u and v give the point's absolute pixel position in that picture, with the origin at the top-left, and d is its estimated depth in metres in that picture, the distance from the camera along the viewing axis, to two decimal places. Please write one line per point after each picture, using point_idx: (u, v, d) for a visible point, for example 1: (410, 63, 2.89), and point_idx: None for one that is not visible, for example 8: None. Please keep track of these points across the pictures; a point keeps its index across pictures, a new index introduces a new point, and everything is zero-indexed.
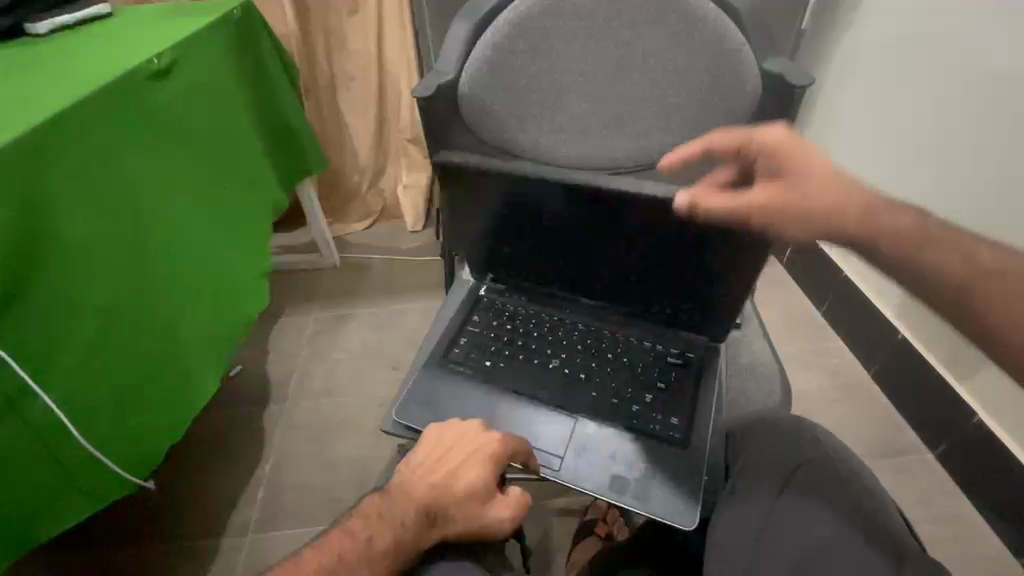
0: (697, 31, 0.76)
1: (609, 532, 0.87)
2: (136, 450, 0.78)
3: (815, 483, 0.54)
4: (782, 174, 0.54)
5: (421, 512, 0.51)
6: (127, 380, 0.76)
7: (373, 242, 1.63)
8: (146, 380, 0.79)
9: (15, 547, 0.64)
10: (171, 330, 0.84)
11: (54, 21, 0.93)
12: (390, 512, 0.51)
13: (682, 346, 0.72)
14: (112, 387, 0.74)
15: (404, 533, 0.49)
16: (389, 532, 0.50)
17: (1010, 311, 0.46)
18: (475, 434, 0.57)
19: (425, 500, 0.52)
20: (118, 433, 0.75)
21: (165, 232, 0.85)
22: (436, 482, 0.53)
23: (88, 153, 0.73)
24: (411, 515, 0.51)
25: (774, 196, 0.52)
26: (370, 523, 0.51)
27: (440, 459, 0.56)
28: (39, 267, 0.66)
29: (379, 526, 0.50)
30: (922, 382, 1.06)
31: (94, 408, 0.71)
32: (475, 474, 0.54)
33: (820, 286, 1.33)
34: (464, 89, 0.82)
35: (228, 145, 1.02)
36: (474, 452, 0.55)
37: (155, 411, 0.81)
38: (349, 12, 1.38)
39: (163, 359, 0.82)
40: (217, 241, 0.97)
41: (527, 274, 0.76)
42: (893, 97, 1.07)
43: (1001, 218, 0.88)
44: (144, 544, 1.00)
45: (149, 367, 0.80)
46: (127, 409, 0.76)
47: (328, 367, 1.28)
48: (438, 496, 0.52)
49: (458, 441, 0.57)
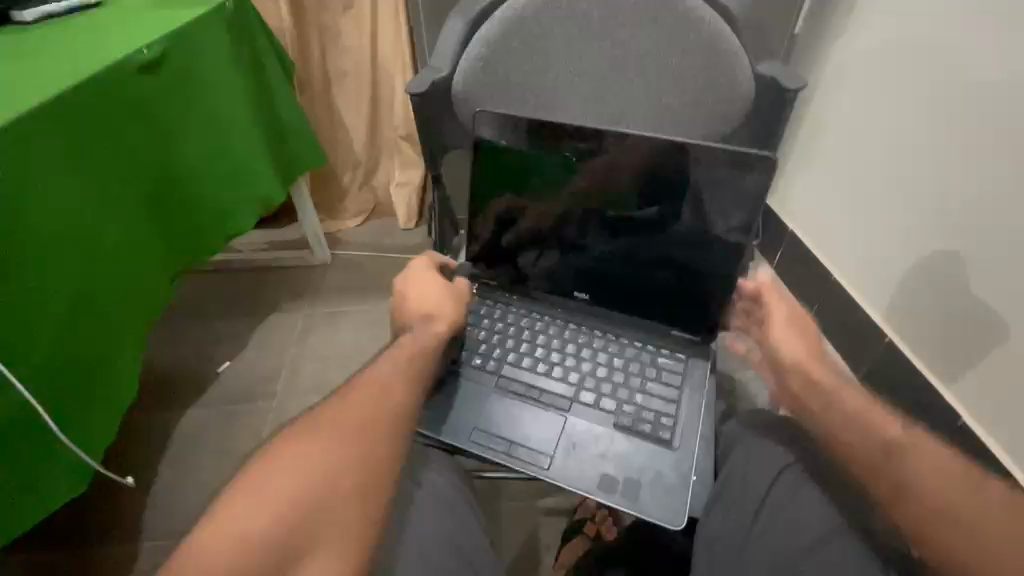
0: (693, 34, 0.76)
1: (598, 532, 0.86)
2: (97, 443, 0.78)
3: (801, 486, 0.57)
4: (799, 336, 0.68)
5: (426, 330, 0.64)
6: (93, 374, 0.76)
7: (362, 240, 1.61)
8: (105, 375, 0.78)
9: None
10: (134, 324, 0.84)
11: (42, 9, 0.92)
12: (400, 344, 0.63)
13: (672, 344, 0.71)
14: (79, 377, 0.74)
15: (422, 349, 0.62)
16: (411, 353, 0.61)
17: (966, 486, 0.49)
18: (423, 275, 0.70)
19: (423, 322, 0.66)
20: (81, 426, 0.74)
21: (137, 227, 0.85)
22: (420, 311, 0.67)
23: (68, 146, 0.71)
24: (421, 335, 0.64)
25: (793, 348, 0.66)
26: (391, 359, 0.60)
27: (412, 303, 0.68)
28: (21, 260, 0.65)
29: (398, 357, 0.60)
30: (909, 386, 1.07)
31: (64, 399, 0.71)
32: (446, 295, 0.69)
33: (809, 288, 1.33)
34: (458, 86, 0.81)
35: (215, 138, 1.01)
36: (436, 282, 0.70)
37: (115, 401, 0.81)
38: (344, 9, 1.37)
39: (125, 351, 0.82)
40: (184, 232, 0.97)
41: (517, 272, 0.75)
42: (884, 102, 1.08)
43: (1000, 221, 0.88)
44: (130, 540, 0.99)
45: (115, 357, 0.80)
46: (91, 400, 0.76)
47: (318, 365, 1.27)
48: (430, 316, 0.66)
49: (421, 286, 0.69)
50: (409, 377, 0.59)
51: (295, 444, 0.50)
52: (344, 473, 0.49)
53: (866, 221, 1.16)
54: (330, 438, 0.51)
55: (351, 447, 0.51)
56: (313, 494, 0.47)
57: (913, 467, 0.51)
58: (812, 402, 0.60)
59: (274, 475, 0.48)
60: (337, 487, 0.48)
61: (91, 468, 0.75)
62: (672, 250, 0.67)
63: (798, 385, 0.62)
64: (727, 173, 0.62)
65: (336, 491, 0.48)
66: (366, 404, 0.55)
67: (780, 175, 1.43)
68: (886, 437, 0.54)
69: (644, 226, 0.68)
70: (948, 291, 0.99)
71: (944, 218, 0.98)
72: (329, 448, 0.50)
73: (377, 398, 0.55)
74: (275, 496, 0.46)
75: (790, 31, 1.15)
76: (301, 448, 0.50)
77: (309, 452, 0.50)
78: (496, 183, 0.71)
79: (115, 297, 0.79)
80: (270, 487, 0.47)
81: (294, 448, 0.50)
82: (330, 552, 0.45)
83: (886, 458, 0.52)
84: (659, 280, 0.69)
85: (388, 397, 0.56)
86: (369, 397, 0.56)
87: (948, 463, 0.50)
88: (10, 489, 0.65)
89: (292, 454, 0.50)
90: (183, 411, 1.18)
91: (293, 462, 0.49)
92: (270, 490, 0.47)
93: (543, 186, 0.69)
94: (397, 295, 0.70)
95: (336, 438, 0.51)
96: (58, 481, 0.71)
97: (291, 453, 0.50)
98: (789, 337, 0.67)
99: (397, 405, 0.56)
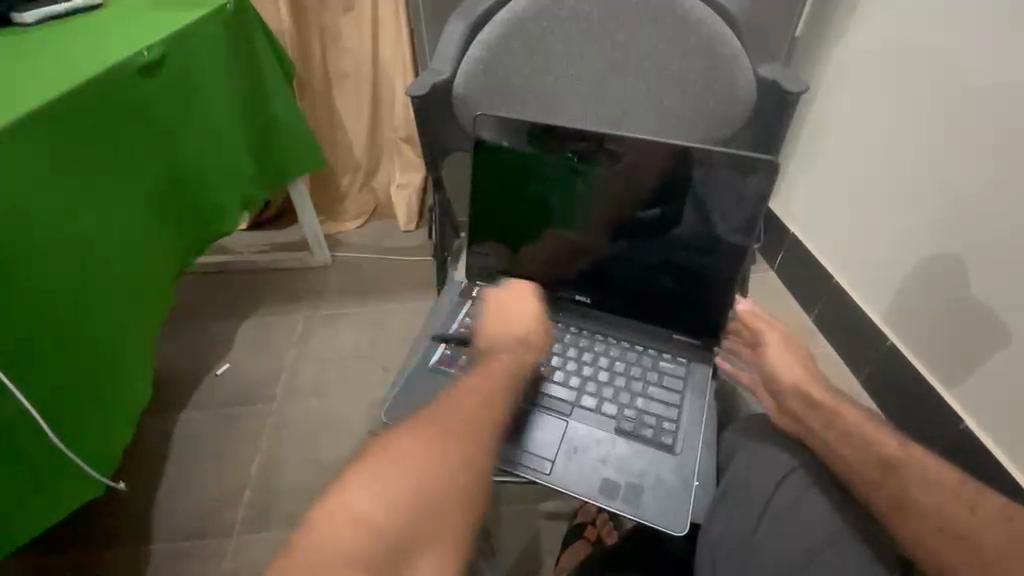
0: (693, 36, 0.76)
1: (598, 536, 0.86)
2: (106, 452, 0.78)
3: (805, 491, 0.57)
4: (793, 359, 0.67)
5: (520, 348, 0.61)
6: (100, 383, 0.76)
7: (362, 242, 1.61)
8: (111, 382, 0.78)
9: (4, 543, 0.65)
10: (136, 330, 0.84)
11: (43, 11, 0.92)
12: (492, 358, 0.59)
13: (673, 348, 0.71)
14: (84, 385, 0.73)
15: (515, 366, 0.58)
16: (505, 368, 0.57)
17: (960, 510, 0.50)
18: (515, 290, 0.69)
19: (517, 339, 0.62)
20: (88, 434, 0.74)
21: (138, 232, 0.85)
22: (512, 326, 0.64)
23: (69, 149, 0.71)
24: (514, 352, 0.60)
25: (790, 369, 0.65)
26: (486, 371, 0.56)
27: (503, 316, 0.65)
28: (21, 267, 0.64)
29: (493, 370, 0.56)
30: (911, 391, 1.07)
31: (73, 408, 0.72)
32: (540, 314, 0.67)
33: (809, 290, 1.33)
34: (459, 88, 0.81)
35: (211, 142, 1.00)
36: (528, 299, 0.68)
37: (123, 410, 0.81)
38: (345, 11, 1.37)
39: (130, 355, 0.82)
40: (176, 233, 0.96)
41: (518, 277, 0.75)
42: (886, 106, 1.08)
43: (1001, 227, 0.88)
44: (129, 544, 0.98)
45: (121, 364, 0.80)
46: (97, 408, 0.76)
47: (318, 367, 1.26)
48: (523, 333, 0.63)
49: (512, 301, 0.67)
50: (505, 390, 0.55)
51: (406, 440, 0.45)
52: (455, 479, 0.43)
53: (867, 225, 1.16)
54: (442, 440, 0.46)
55: (461, 455, 0.45)
56: (414, 499, 0.40)
57: (914, 480, 0.52)
58: (812, 420, 0.59)
59: (389, 467, 0.42)
60: (455, 492, 0.42)
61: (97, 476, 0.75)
62: (673, 253, 0.67)
63: (796, 403, 0.61)
64: (728, 174, 0.62)
65: (452, 497, 0.42)
66: (469, 412, 0.50)
67: (782, 178, 1.42)
68: (885, 452, 0.54)
69: (646, 229, 0.67)
70: (950, 295, 0.99)
71: (946, 222, 0.98)
72: (441, 448, 0.45)
73: (482, 406, 0.51)
74: (391, 491, 0.40)
75: (791, 34, 1.15)
76: (414, 445, 0.44)
77: (410, 447, 0.44)
78: (497, 186, 0.70)
79: (116, 302, 0.79)
80: (387, 478, 0.41)
81: (405, 444, 0.44)
82: (442, 569, 0.38)
83: (886, 471, 0.52)
84: (660, 283, 0.69)
85: (490, 406, 0.51)
86: (469, 406, 0.51)
87: (943, 484, 0.51)
88: (12, 495, 0.65)
89: (389, 452, 0.43)
90: (184, 413, 1.18)
91: (407, 457, 0.43)
92: (387, 480, 0.41)
93: (544, 190, 0.69)
94: (487, 304, 0.67)
95: (448, 442, 0.46)
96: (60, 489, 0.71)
97: (402, 447, 0.44)
98: (785, 361, 0.67)
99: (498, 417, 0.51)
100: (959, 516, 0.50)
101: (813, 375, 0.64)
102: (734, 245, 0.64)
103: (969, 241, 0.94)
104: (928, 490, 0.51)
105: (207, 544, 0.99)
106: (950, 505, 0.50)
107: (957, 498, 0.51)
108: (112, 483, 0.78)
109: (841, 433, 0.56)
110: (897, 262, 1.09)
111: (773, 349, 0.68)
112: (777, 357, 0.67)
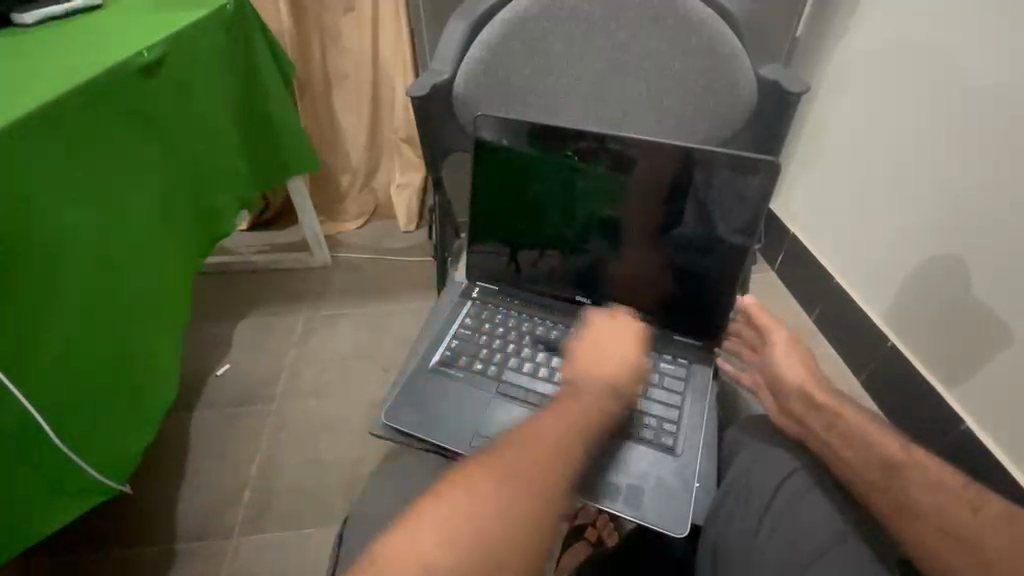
0: (694, 36, 0.76)
1: (599, 537, 0.86)
2: (119, 456, 0.78)
3: (806, 493, 0.56)
4: (794, 359, 0.67)
5: (615, 391, 0.51)
6: (107, 387, 0.76)
7: (362, 242, 1.60)
8: (118, 385, 0.78)
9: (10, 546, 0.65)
10: (147, 332, 0.84)
11: (43, 11, 0.92)
12: (577, 398, 0.49)
13: (674, 349, 0.70)
14: (93, 388, 0.74)
15: (601, 410, 0.48)
16: (588, 410, 0.48)
17: (962, 511, 0.50)
18: (598, 322, 0.61)
19: (609, 382, 0.51)
20: (96, 438, 0.74)
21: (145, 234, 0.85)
22: (604, 364, 0.53)
23: (69, 149, 0.71)
24: (602, 395, 0.50)
25: (792, 369, 0.65)
26: (562, 410, 0.47)
27: (598, 353, 0.55)
28: (26, 267, 0.65)
29: (571, 410, 0.47)
30: (912, 392, 1.06)
31: (83, 411, 0.72)
32: (638, 353, 0.56)
33: (810, 291, 1.33)
34: (459, 89, 0.81)
35: (208, 143, 1.00)
36: (626, 337, 0.58)
37: (136, 414, 0.81)
38: (345, 11, 1.37)
39: (139, 355, 0.82)
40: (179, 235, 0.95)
41: (519, 278, 0.75)
42: (886, 108, 1.08)
43: (1000, 229, 0.88)
44: (129, 545, 0.98)
45: (130, 367, 0.80)
46: (108, 411, 0.76)
47: (318, 368, 1.26)
48: (617, 376, 0.52)
49: (603, 337, 0.57)
50: (587, 441, 0.45)
51: (472, 482, 0.39)
52: (515, 535, 0.37)
53: (867, 226, 1.16)
54: (512, 488, 0.39)
55: (532, 505, 0.38)
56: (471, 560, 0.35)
57: (917, 484, 0.51)
58: (814, 421, 0.59)
59: (451, 519, 0.36)
60: (517, 556, 0.36)
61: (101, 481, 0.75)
62: (674, 254, 0.67)
63: (799, 406, 0.61)
64: (729, 176, 0.62)
65: (516, 562, 0.36)
66: (543, 455, 0.42)
67: (783, 178, 1.42)
68: (886, 455, 0.54)
69: (647, 229, 0.67)
70: (948, 296, 0.99)
71: (946, 222, 0.98)
72: (510, 498, 0.38)
73: (557, 448, 0.42)
74: (449, 533, 0.36)
75: (792, 34, 1.15)
76: (481, 491, 0.38)
77: (482, 492, 0.38)
78: (498, 187, 0.71)
79: (122, 305, 0.79)
80: (448, 530, 0.36)
81: (470, 488, 0.38)
82: None
83: (888, 475, 0.52)
84: (660, 285, 0.69)
85: (567, 453, 0.43)
86: (546, 446, 0.43)
87: (944, 487, 0.51)
88: (15, 499, 0.65)
89: (460, 494, 0.38)
90: (184, 413, 1.18)
91: (469, 507, 0.37)
92: (448, 534, 0.36)
93: (544, 190, 0.69)
94: (585, 332, 0.59)
95: (518, 490, 0.39)
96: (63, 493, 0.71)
97: (464, 493, 0.38)
98: (791, 361, 0.66)
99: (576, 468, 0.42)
100: (962, 518, 0.49)
101: (814, 376, 0.64)
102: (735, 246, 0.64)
103: (969, 242, 0.94)
104: (930, 493, 0.51)
105: (207, 544, 0.99)
106: (954, 509, 0.50)
107: (959, 501, 0.51)
108: (124, 488, 0.78)
109: (843, 435, 0.56)
110: (897, 264, 1.09)
111: (777, 349, 0.68)
112: (780, 357, 0.67)
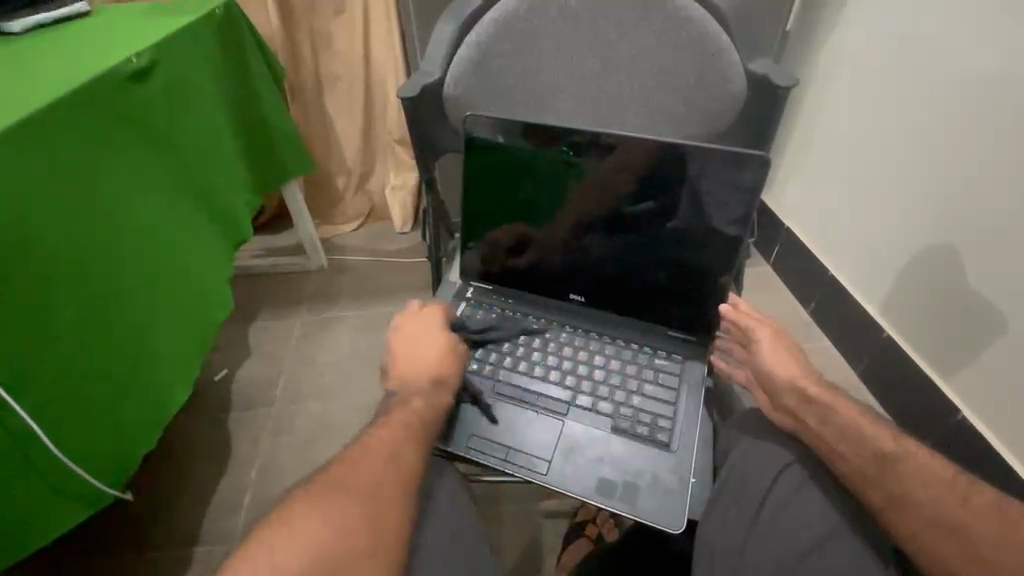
0: (683, 33, 0.77)
1: (599, 533, 0.85)
2: (118, 463, 0.78)
3: (802, 485, 0.57)
4: (778, 347, 0.66)
5: (435, 387, 0.61)
6: (111, 396, 0.76)
7: (357, 244, 1.61)
8: (121, 394, 0.77)
9: (12, 553, 0.66)
10: (158, 332, 0.85)
11: (29, 20, 0.91)
12: (404, 405, 0.59)
13: (669, 345, 0.71)
14: (98, 390, 0.74)
15: (427, 407, 0.59)
16: (418, 410, 0.58)
17: (947, 503, 0.50)
18: (424, 324, 0.68)
19: (431, 379, 0.62)
20: (97, 443, 0.74)
21: (151, 237, 0.85)
22: (422, 361, 0.63)
23: (60, 158, 0.71)
24: (425, 392, 0.60)
25: (782, 363, 0.64)
26: (392, 417, 0.57)
27: (415, 356, 0.64)
28: (19, 275, 0.65)
29: (404, 415, 0.57)
30: (909, 380, 1.06)
31: (82, 412, 0.72)
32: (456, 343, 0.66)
33: (806, 284, 1.33)
34: (449, 89, 0.81)
35: (208, 150, 1.00)
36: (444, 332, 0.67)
37: (140, 416, 0.81)
38: (335, 13, 1.37)
39: (146, 363, 0.82)
40: (193, 243, 0.96)
41: (514, 272, 0.75)
42: (881, 100, 1.07)
43: (999, 223, 0.87)
44: (131, 552, 0.98)
45: (138, 370, 0.81)
46: (111, 416, 0.76)
47: (316, 371, 1.26)
48: (437, 371, 0.62)
49: (421, 331, 0.66)
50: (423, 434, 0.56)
51: (332, 496, 0.49)
52: (365, 534, 0.47)
53: (862, 218, 1.15)
54: (357, 493, 0.49)
55: (372, 507, 0.49)
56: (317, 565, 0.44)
57: (907, 474, 0.52)
58: (808, 415, 0.58)
59: (300, 529, 0.46)
60: (364, 550, 0.46)
61: (103, 488, 0.75)
62: (671, 249, 0.67)
63: (794, 401, 0.60)
64: (723, 166, 0.62)
65: (358, 556, 0.46)
66: (374, 463, 0.52)
67: (776, 170, 1.42)
68: (876, 449, 0.54)
69: (637, 224, 0.67)
70: (945, 285, 0.98)
71: (942, 214, 0.97)
72: (351, 507, 0.48)
73: (393, 451, 0.53)
74: (307, 549, 0.45)
75: (783, 28, 1.15)
76: (335, 500, 0.48)
77: (333, 503, 0.48)
78: (493, 183, 0.71)
79: (124, 308, 0.79)
80: (296, 547, 0.45)
81: (330, 501, 0.48)
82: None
83: (880, 465, 0.52)
84: (653, 282, 0.69)
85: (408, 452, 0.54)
86: (387, 450, 0.53)
87: (932, 482, 0.51)
88: (15, 491, 0.65)
89: (317, 505, 0.48)
90: (182, 418, 1.18)
91: (319, 515, 0.47)
92: (301, 538, 0.45)
93: (538, 188, 0.69)
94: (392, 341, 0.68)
95: (359, 500, 0.49)
96: (50, 507, 0.69)
97: (321, 507, 0.48)
98: (780, 358, 0.65)
99: (411, 463, 0.53)
100: (951, 509, 0.50)
101: (806, 368, 0.64)
102: (738, 245, 0.64)
103: (965, 235, 0.93)
104: (917, 485, 0.51)
105: (209, 550, 0.99)
106: (944, 498, 0.50)
107: (948, 492, 0.51)
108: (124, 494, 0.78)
109: (831, 431, 0.56)
110: (892, 256, 1.09)
111: (762, 337, 0.67)
112: (765, 349, 0.66)
